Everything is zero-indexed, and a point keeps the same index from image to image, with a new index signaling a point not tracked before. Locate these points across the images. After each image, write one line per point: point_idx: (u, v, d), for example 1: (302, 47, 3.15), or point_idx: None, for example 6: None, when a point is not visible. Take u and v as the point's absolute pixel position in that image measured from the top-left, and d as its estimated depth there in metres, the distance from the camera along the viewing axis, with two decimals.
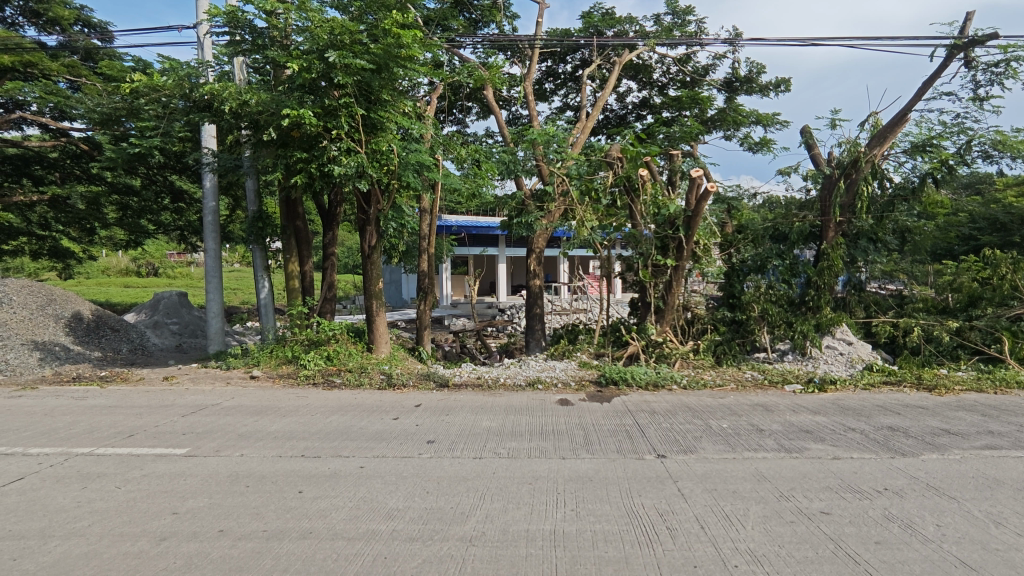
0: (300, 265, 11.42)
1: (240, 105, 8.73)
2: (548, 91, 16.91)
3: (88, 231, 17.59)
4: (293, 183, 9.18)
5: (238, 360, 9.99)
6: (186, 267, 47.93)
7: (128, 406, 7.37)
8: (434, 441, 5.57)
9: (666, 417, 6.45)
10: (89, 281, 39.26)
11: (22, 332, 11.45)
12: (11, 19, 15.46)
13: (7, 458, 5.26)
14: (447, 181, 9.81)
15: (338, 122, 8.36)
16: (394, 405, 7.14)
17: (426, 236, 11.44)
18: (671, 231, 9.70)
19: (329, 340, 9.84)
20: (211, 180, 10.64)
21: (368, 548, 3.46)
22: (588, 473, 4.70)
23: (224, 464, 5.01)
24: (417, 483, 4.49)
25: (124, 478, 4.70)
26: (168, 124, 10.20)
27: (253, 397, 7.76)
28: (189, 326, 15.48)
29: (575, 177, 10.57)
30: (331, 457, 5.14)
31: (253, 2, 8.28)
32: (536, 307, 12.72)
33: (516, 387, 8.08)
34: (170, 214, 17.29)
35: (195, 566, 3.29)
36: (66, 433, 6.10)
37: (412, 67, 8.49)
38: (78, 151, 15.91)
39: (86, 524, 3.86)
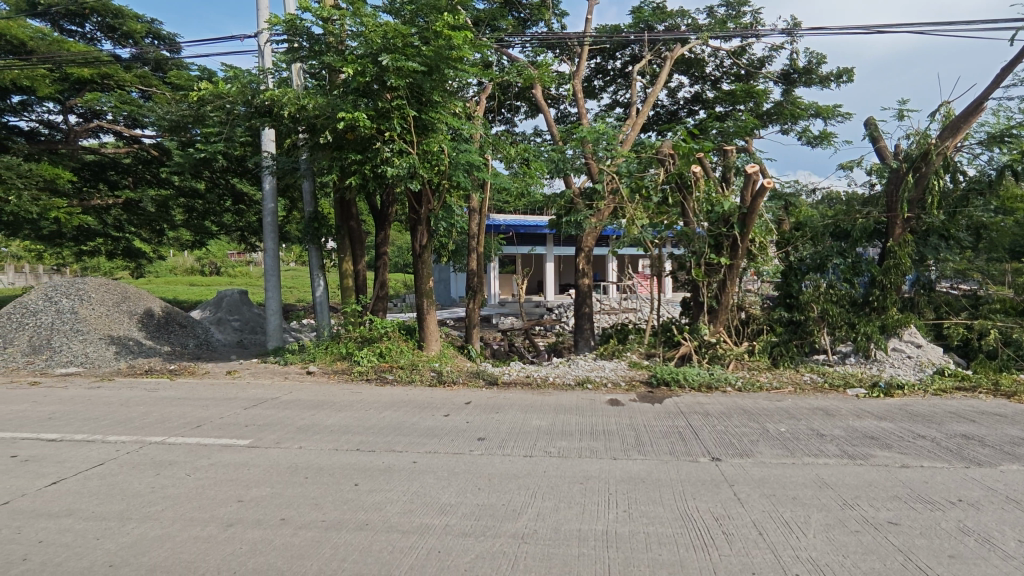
0: (353, 265, 11.73)
1: (298, 109, 8.98)
2: (597, 88, 16.78)
3: (158, 232, 18.59)
4: (347, 185, 9.42)
5: (295, 356, 10.36)
6: (246, 267, 50.10)
7: (195, 398, 7.77)
8: (485, 439, 5.62)
9: (720, 419, 6.30)
10: (159, 280, 41.59)
11: (101, 327, 12.24)
12: (90, 35, 16.54)
13: (89, 445, 5.64)
14: (495, 181, 9.85)
15: (391, 124, 8.55)
16: (445, 402, 7.25)
17: (474, 236, 11.55)
18: (725, 228, 9.49)
19: (382, 337, 10.06)
20: (270, 183, 11.04)
21: (422, 542, 3.53)
22: (640, 474, 4.63)
23: (284, 455, 5.21)
24: (469, 479, 4.54)
25: (193, 466, 4.96)
26: (231, 129, 10.69)
27: (310, 392, 8.04)
28: (249, 323, 16.14)
29: (625, 175, 10.41)
30: (385, 452, 5.27)
31: (311, 9, 8.54)
32: (585, 307, 12.65)
33: (565, 386, 8.05)
34: (231, 215, 18.21)
35: (259, 552, 3.44)
36: (140, 422, 6.49)
37: (462, 69, 8.60)
38: (149, 157, 16.91)
39: (160, 508, 4.09)
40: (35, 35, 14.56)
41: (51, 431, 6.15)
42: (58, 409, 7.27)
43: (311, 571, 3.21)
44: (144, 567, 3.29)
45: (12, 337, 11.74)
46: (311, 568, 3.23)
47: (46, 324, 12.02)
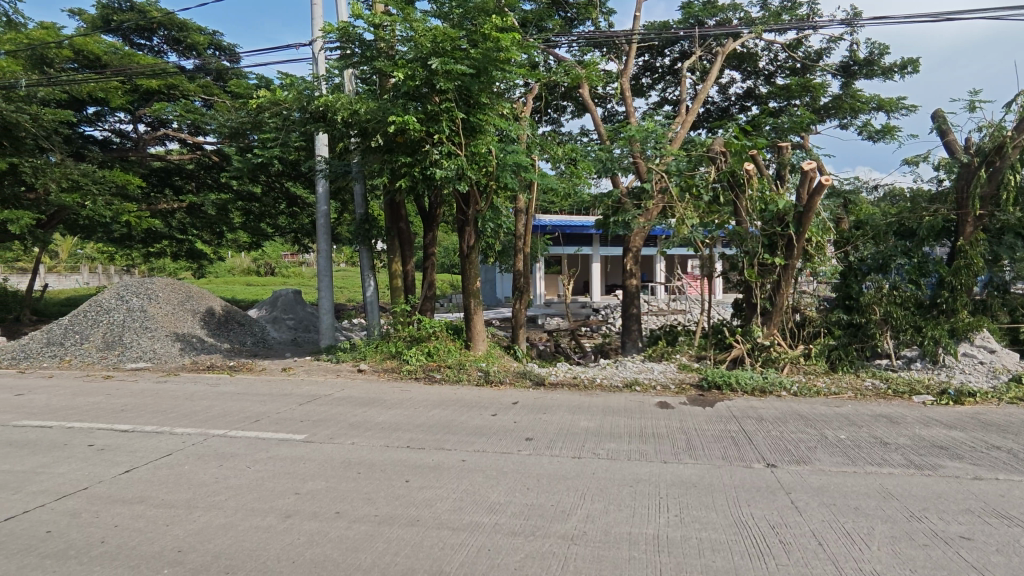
0: (402, 265, 11.94)
1: (351, 114, 9.25)
2: (645, 86, 16.56)
3: (218, 234, 19.44)
4: (397, 187, 9.60)
5: (347, 354, 10.65)
6: (299, 267, 51.86)
7: (253, 394, 8.10)
8: (533, 439, 5.63)
9: (775, 424, 6.10)
10: (218, 279, 43.49)
11: (167, 324, 12.92)
12: (157, 48, 17.47)
13: (158, 436, 5.96)
14: (543, 181, 9.83)
15: (440, 126, 8.67)
16: (492, 402, 7.29)
17: (521, 236, 11.61)
18: (780, 227, 9.19)
19: (430, 336, 10.19)
20: (323, 186, 11.37)
21: (472, 539, 3.57)
22: (691, 478, 4.54)
23: (338, 450, 5.37)
24: (518, 478, 4.56)
25: (253, 458, 5.18)
26: (286, 135, 11.09)
27: (361, 389, 8.25)
28: (303, 322, 16.67)
29: (675, 173, 10.23)
30: (435, 449, 5.36)
31: (363, 16, 8.76)
32: (632, 308, 12.49)
33: (612, 387, 7.99)
34: (286, 217, 18.93)
35: (316, 543, 3.55)
36: (204, 415, 6.82)
37: (510, 70, 8.64)
38: (210, 163, 17.73)
39: (223, 498, 4.29)
40: (109, 49, 15.47)
41: (124, 422, 6.54)
42: (129, 401, 7.71)
43: (366, 564, 3.29)
44: (210, 554, 3.45)
45: (87, 332, 12.51)
46: (365, 562, 3.31)
47: (118, 321, 12.75)
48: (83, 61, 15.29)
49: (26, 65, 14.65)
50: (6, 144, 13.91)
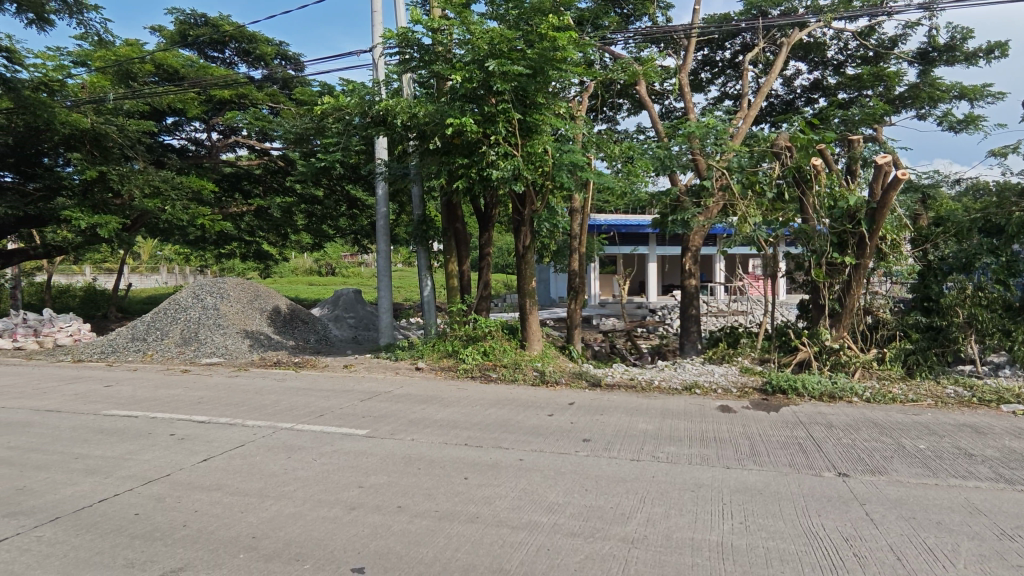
0: (458, 265, 12.11)
1: (410, 117, 9.46)
2: (704, 81, 16.12)
3: (284, 237, 20.27)
4: (454, 189, 9.74)
5: (405, 352, 10.90)
6: (358, 268, 53.46)
7: (317, 389, 8.42)
8: (590, 440, 5.59)
9: (846, 431, 5.82)
10: (283, 279, 45.38)
11: (238, 322, 13.61)
12: (229, 59, 18.42)
13: (231, 427, 6.29)
14: (599, 180, 9.67)
15: (497, 127, 8.73)
16: (548, 402, 7.28)
17: (577, 236, 11.58)
18: (850, 225, 8.75)
19: (485, 336, 10.28)
20: (382, 188, 11.67)
21: (531, 538, 3.58)
22: (756, 485, 4.38)
23: (399, 446, 5.49)
24: (576, 479, 4.53)
25: (319, 451, 5.39)
26: (347, 139, 11.44)
27: (419, 387, 8.42)
28: (363, 321, 17.15)
29: (736, 170, 9.98)
30: (493, 448, 5.40)
31: (422, 21, 8.93)
32: (691, 309, 12.17)
33: (670, 390, 7.83)
34: (347, 219, 19.61)
35: (380, 535, 3.66)
36: (273, 409, 7.15)
37: (566, 70, 8.63)
38: (277, 167, 18.56)
39: (292, 488, 4.48)
40: (186, 63, 16.43)
41: (201, 414, 6.93)
42: (205, 394, 8.17)
43: (427, 558, 3.35)
44: (281, 541, 3.61)
45: (167, 329, 13.35)
46: (427, 556, 3.38)
47: (194, 318, 13.53)
48: (163, 74, 16.30)
49: (113, 80, 15.75)
50: (96, 154, 15.07)
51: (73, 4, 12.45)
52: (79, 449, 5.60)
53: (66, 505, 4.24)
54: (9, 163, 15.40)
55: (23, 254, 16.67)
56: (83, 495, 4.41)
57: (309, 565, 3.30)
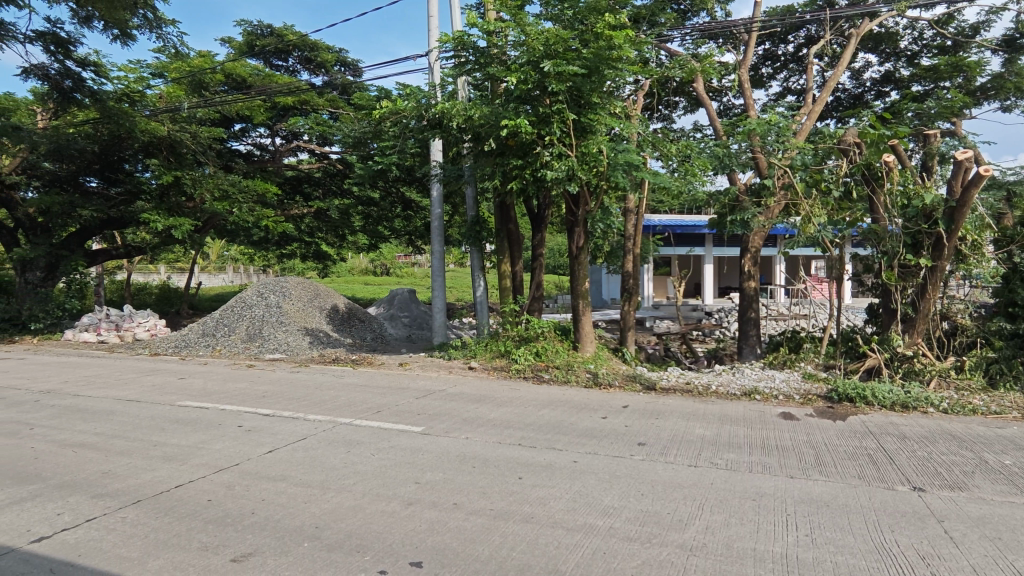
0: (511, 266, 12.16)
1: (465, 120, 9.55)
2: (766, 76, 15.59)
3: (341, 238, 20.89)
4: (508, 190, 9.77)
5: (458, 352, 11.03)
6: (412, 268, 54.57)
7: (374, 386, 8.66)
8: (645, 444, 5.51)
9: (921, 444, 5.49)
10: (341, 279, 46.82)
11: (299, 319, 14.15)
12: (292, 67, 19.17)
13: (294, 421, 6.54)
14: (656, 180, 9.41)
15: (551, 128, 8.72)
16: (602, 404, 7.21)
17: (631, 237, 11.42)
18: (925, 225, 8.18)
19: (538, 336, 10.29)
20: (437, 190, 11.84)
21: (587, 540, 3.56)
22: (823, 497, 4.19)
23: (453, 444, 5.57)
24: (632, 483, 4.47)
25: (377, 447, 5.53)
26: (403, 142, 11.71)
27: (473, 386, 8.51)
28: (417, 320, 17.48)
29: (800, 168, 9.69)
30: (547, 449, 5.39)
31: (477, 24, 9.02)
32: (750, 311, 11.76)
33: (728, 395, 7.61)
34: (401, 220, 20.07)
35: (437, 531, 3.72)
36: (332, 404, 7.40)
37: (622, 68, 8.57)
38: (336, 169, 19.18)
39: (352, 481, 4.62)
40: (253, 72, 17.22)
41: (266, 407, 7.25)
42: (269, 389, 8.54)
43: (483, 556, 3.39)
44: (343, 532, 3.73)
45: (234, 325, 14.02)
46: (482, 554, 3.40)
47: (259, 316, 14.14)
48: (232, 83, 17.12)
49: (187, 90, 16.65)
50: (172, 159, 15.95)
51: (153, 19, 13.23)
52: (157, 437, 5.95)
53: (146, 489, 4.51)
54: (94, 169, 16.20)
55: (107, 254, 17.81)
56: (161, 481, 4.69)
57: (369, 557, 3.40)
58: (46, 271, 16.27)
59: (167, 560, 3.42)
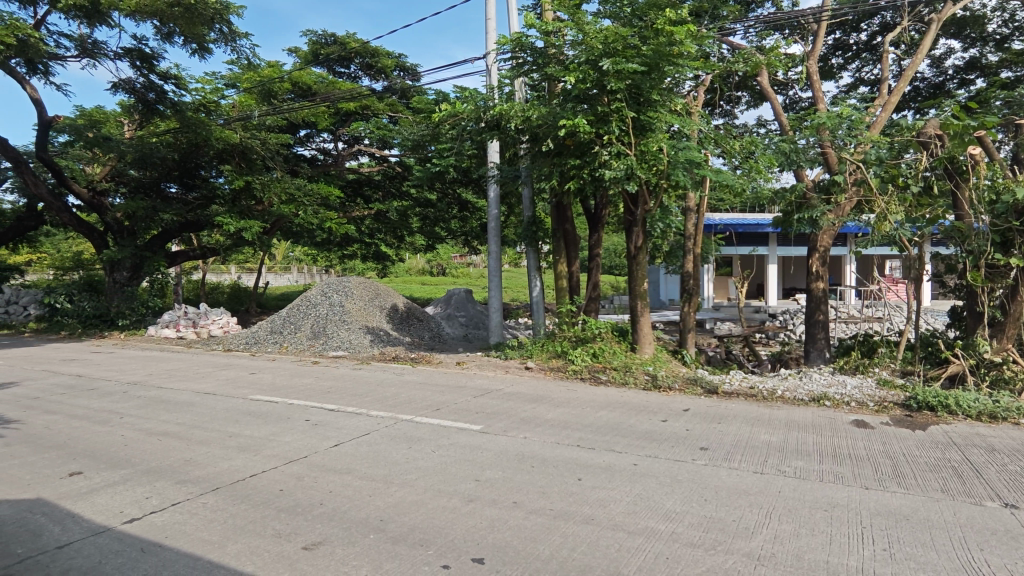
0: (568, 266, 12.12)
1: (523, 120, 9.57)
2: (836, 67, 14.88)
3: (400, 239, 21.40)
4: (566, 189, 9.73)
5: (515, 352, 11.08)
6: (468, 268, 55.25)
7: (433, 384, 8.83)
8: (708, 448, 5.37)
9: (1013, 457, 5.10)
10: (400, 279, 47.92)
11: (360, 318, 14.61)
12: (354, 74, 19.80)
13: (358, 416, 6.76)
14: (719, 177, 9.13)
15: (610, 127, 8.62)
16: (662, 407, 7.08)
17: (691, 236, 11.16)
18: (1016, 222, 7.65)
19: (595, 337, 10.23)
20: (494, 191, 11.94)
21: (649, 544, 3.51)
22: (902, 510, 3.97)
23: (512, 444, 5.61)
24: (694, 488, 4.37)
25: (437, 443, 5.65)
26: (460, 144, 11.86)
27: (529, 386, 8.54)
28: (474, 319, 17.70)
29: (874, 163, 9.09)
30: (606, 450, 5.35)
31: (535, 24, 9.03)
32: (818, 313, 11.23)
33: (796, 401, 7.31)
34: (458, 221, 20.42)
35: (497, 528, 3.76)
36: (393, 401, 7.61)
37: (683, 64, 8.41)
38: (395, 172, 19.68)
39: (414, 477, 4.74)
40: (317, 79, 17.88)
41: (331, 402, 7.53)
42: (334, 385, 8.87)
43: (544, 555, 3.40)
44: (406, 526, 3.83)
45: (300, 322, 14.60)
46: (542, 554, 3.41)
47: (323, 314, 14.69)
48: (298, 91, 17.78)
49: (257, 99, 17.47)
50: (243, 165, 16.92)
51: (228, 33, 13.99)
52: (232, 428, 6.30)
53: (224, 477, 4.79)
54: (174, 175, 17.38)
55: (185, 255, 18.93)
56: (237, 470, 4.95)
57: (432, 551, 3.47)
58: (132, 271, 17.40)
59: (245, 545, 3.61)
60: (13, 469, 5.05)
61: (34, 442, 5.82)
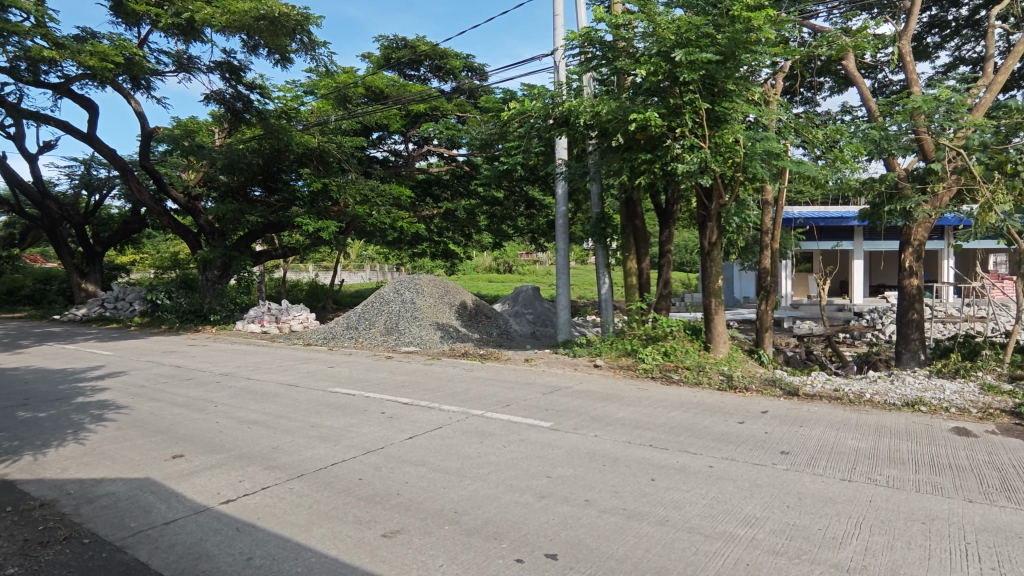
0: (637, 263, 11.92)
1: (592, 116, 9.44)
2: (932, 46, 13.76)
3: (468, 237, 21.73)
4: (637, 184, 9.53)
5: (583, 349, 11.02)
6: (535, 266, 55.28)
7: (502, 381, 8.93)
8: (789, 452, 5.14)
9: None
10: (468, 276, 48.68)
11: (431, 314, 14.98)
12: (423, 76, 20.28)
13: (431, 410, 6.94)
14: (800, 168, 8.69)
15: (683, 119, 8.37)
16: (738, 409, 6.83)
17: (769, 231, 10.68)
18: None
19: (667, 335, 10.01)
20: (562, 187, 11.88)
21: (728, 550, 3.40)
22: (1013, 527, 3.64)
23: (582, 441, 5.58)
24: (775, 493, 4.20)
25: (508, 439, 5.71)
26: (528, 142, 11.87)
27: (599, 384, 8.47)
28: (541, 317, 17.76)
29: (977, 149, 8.33)
30: (680, 452, 5.22)
31: (604, 18, 8.89)
32: (911, 313, 10.47)
33: (887, 405, 6.83)
34: (525, 219, 20.54)
35: (570, 525, 3.77)
36: (464, 396, 7.76)
37: (761, 51, 8.06)
38: (463, 172, 20.01)
39: (486, 471, 4.82)
40: (389, 83, 18.44)
41: (405, 396, 7.77)
42: (406, 379, 9.14)
43: (618, 555, 3.37)
44: (480, 519, 3.89)
45: (374, 318, 15.13)
46: (616, 553, 3.38)
47: (395, 310, 15.15)
48: (371, 95, 18.44)
49: (334, 104, 18.24)
50: (321, 168, 17.72)
51: (308, 42, 14.67)
52: (315, 418, 6.63)
53: (308, 464, 5.05)
54: (258, 179, 18.31)
55: (268, 254, 20.04)
56: (320, 458, 5.21)
57: (506, 545, 3.52)
58: (221, 270, 18.67)
59: (328, 530, 3.79)
60: (125, 450, 5.54)
61: (142, 427, 6.36)
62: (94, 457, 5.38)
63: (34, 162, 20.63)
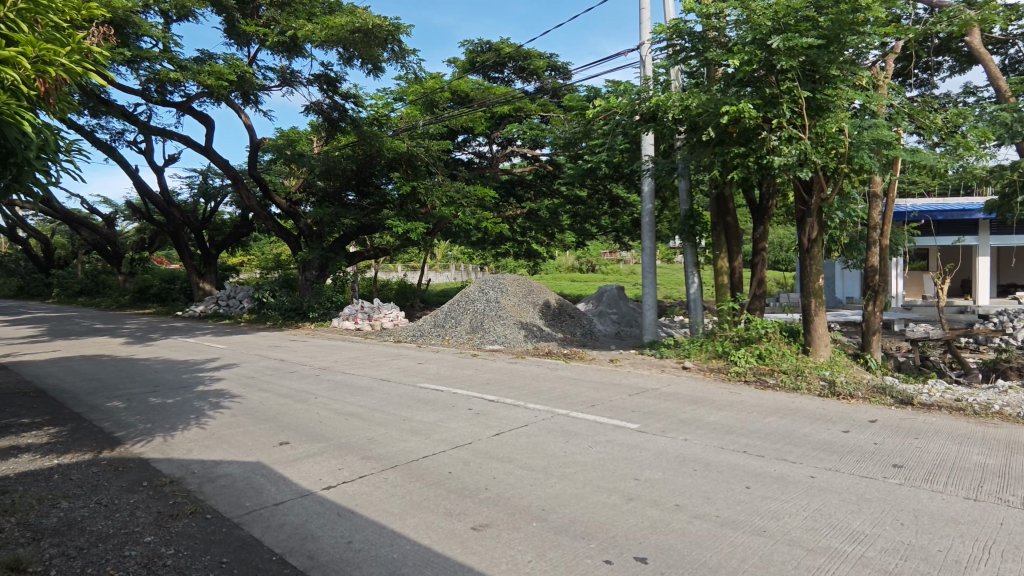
0: (729, 261, 11.42)
1: (681, 110, 9.10)
2: None
3: (551, 236, 21.79)
4: (728, 180, 9.10)
5: (671, 350, 10.71)
6: (617, 265, 54.46)
7: (586, 381, 8.87)
8: (903, 466, 4.72)
9: None
10: (550, 275, 48.78)
11: (515, 313, 15.15)
12: (507, 78, 20.53)
13: (516, 408, 7.03)
14: (914, 156, 7.99)
15: (780, 110, 7.90)
16: (842, 417, 6.38)
17: (878, 225, 9.88)
18: None
19: (761, 337, 9.53)
20: (649, 184, 11.60)
21: (832, 566, 3.19)
22: None
23: (672, 445, 5.44)
24: (887, 509, 3.88)
25: (594, 439, 5.67)
26: (612, 139, 11.73)
27: (687, 387, 8.21)
28: (625, 317, 17.50)
29: None
30: (777, 460, 4.95)
31: (693, 8, 8.61)
32: None
33: (1019, 418, 6.14)
34: (608, 218, 20.28)
35: (659, 529, 3.68)
36: (549, 395, 7.78)
37: (869, 32, 7.48)
38: (546, 171, 20.07)
39: (572, 470, 4.81)
40: (475, 86, 18.82)
41: (492, 394, 7.91)
42: (491, 377, 9.30)
43: (712, 562, 3.26)
44: (568, 518, 3.89)
45: (460, 317, 15.50)
46: (708, 561, 3.27)
47: (480, 309, 15.44)
48: (457, 99, 18.93)
49: (422, 109, 18.91)
50: (410, 172, 18.42)
51: (399, 51, 15.26)
52: (406, 413, 6.90)
53: (401, 456, 5.27)
54: (353, 184, 19.23)
55: (362, 255, 21.03)
56: (411, 450, 5.42)
57: (594, 545, 3.50)
58: (319, 270, 19.86)
59: (421, 520, 3.94)
60: (239, 435, 6.04)
61: (253, 414, 6.90)
62: (213, 440, 5.90)
63: (161, 173, 22.86)
